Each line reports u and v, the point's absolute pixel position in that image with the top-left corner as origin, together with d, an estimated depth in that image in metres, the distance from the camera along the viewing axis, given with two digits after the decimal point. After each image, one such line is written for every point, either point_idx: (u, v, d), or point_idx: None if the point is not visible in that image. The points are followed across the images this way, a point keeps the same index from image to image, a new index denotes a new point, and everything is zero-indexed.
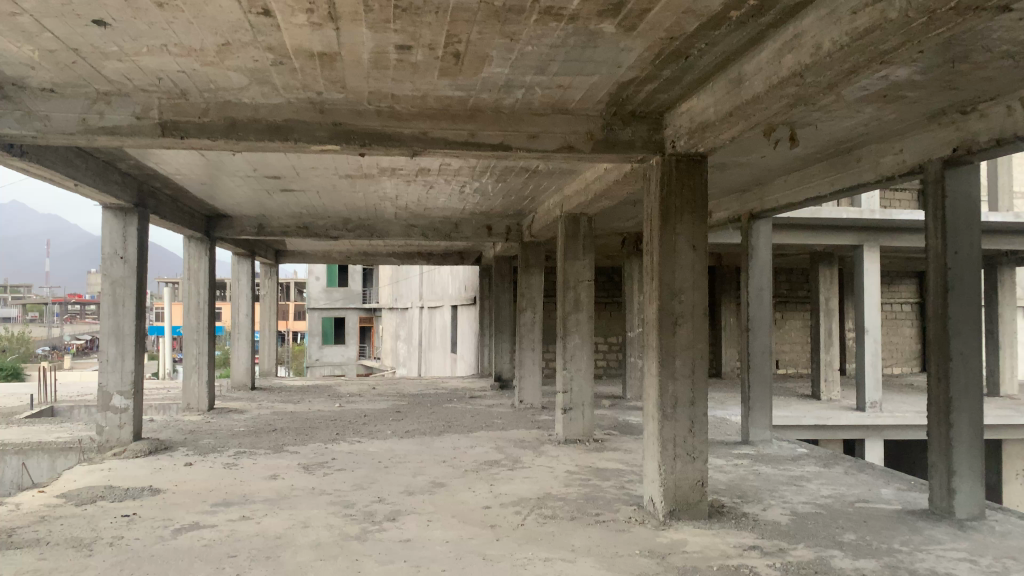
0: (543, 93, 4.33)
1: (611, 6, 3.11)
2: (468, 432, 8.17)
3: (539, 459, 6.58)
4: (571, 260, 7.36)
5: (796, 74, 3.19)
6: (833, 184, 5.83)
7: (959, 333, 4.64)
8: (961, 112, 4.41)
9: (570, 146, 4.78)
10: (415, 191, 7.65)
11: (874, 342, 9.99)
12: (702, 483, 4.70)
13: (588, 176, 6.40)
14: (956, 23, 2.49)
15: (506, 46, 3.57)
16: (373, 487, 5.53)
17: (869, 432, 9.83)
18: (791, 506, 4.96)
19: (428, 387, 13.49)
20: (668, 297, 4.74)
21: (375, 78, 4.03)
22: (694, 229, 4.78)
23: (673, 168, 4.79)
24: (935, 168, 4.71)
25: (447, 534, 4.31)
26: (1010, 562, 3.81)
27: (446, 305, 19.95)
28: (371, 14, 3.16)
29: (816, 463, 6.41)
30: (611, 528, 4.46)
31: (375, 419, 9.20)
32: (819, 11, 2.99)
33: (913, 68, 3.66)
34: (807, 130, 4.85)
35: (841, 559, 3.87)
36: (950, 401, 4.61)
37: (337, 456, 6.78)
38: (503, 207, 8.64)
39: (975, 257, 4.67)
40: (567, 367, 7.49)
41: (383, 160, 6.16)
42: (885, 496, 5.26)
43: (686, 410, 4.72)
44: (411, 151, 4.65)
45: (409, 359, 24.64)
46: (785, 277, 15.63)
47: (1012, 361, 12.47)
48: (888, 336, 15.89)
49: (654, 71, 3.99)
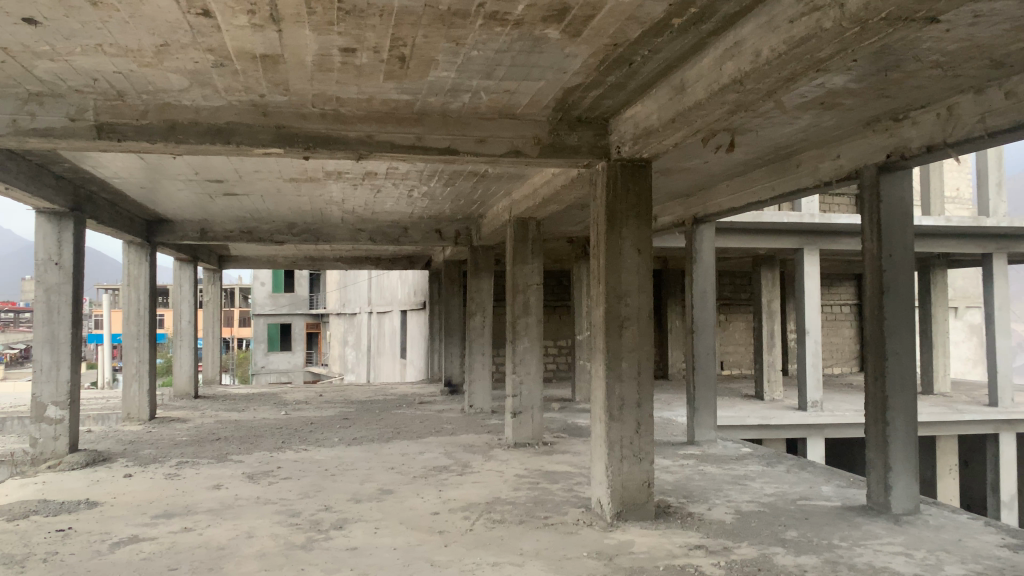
0: (490, 97, 4.33)
1: (556, 12, 3.12)
2: (417, 438, 8.12)
3: (489, 464, 6.57)
4: (520, 264, 7.37)
5: (736, 81, 3.26)
6: (774, 189, 5.96)
7: (895, 333, 4.78)
8: (893, 119, 4.55)
9: (517, 150, 4.79)
10: (362, 195, 7.57)
11: (814, 342, 10.26)
12: (649, 483, 4.76)
13: (536, 180, 6.41)
14: (887, 33, 2.58)
15: (452, 50, 3.56)
16: (319, 496, 5.45)
17: (812, 431, 10.04)
18: (735, 505, 5.03)
19: (376, 393, 13.37)
20: (614, 300, 4.78)
21: (320, 81, 3.98)
22: (640, 234, 4.84)
23: (619, 174, 4.84)
24: (870, 173, 4.85)
25: (395, 541, 4.28)
26: (944, 555, 3.94)
27: (395, 310, 19.82)
28: (314, 16, 3.12)
29: (759, 463, 6.52)
30: (559, 531, 4.48)
31: (322, 427, 9.07)
32: (757, 20, 3.06)
33: (849, 76, 3.76)
34: (747, 135, 4.95)
35: (783, 556, 3.95)
36: (886, 399, 4.75)
37: (283, 464, 6.67)
38: (451, 211, 8.61)
39: (909, 260, 4.83)
40: (517, 371, 7.50)
41: (330, 164, 6.08)
42: (826, 493, 5.39)
43: (632, 411, 4.78)
44: (357, 154, 4.62)
45: (357, 364, 24.37)
46: (728, 279, 15.93)
47: (944, 360, 12.90)
48: (828, 337, 16.32)
49: (599, 78, 4.03)
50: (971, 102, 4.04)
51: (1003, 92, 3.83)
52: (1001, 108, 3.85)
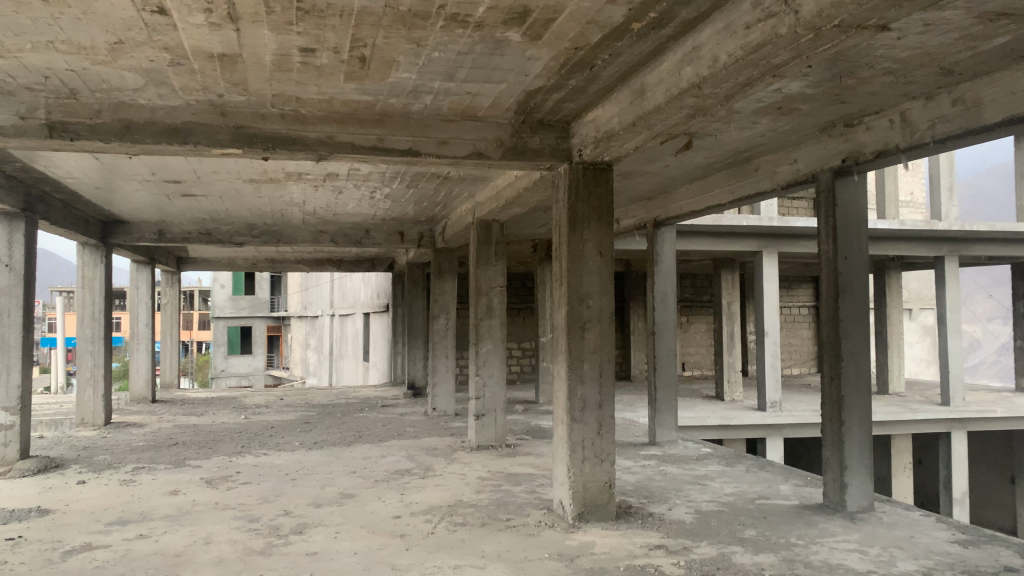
0: (452, 99, 4.33)
1: (517, 15, 3.13)
2: (379, 441, 8.08)
3: (451, 467, 6.55)
4: (484, 266, 7.36)
5: (695, 85, 3.29)
6: (734, 193, 6.03)
7: (850, 334, 4.87)
8: (848, 124, 4.65)
9: (480, 153, 4.80)
10: (323, 196, 7.51)
11: (774, 344, 10.40)
12: (610, 484, 4.78)
13: (500, 183, 6.42)
14: (840, 39, 2.63)
15: (414, 52, 3.55)
16: (279, 501, 5.39)
17: (771, 431, 10.17)
18: (695, 505, 5.09)
19: (338, 396, 13.26)
20: (576, 302, 4.80)
21: (279, 81, 3.94)
22: (602, 236, 4.87)
23: (581, 177, 4.87)
24: (826, 177, 4.93)
25: (356, 546, 4.25)
26: (896, 551, 4.03)
27: (358, 312, 19.67)
28: (272, 16, 3.09)
29: (719, 463, 6.60)
30: (521, 533, 4.49)
31: (283, 431, 8.98)
32: (714, 25, 3.10)
33: (805, 82, 3.83)
34: (706, 139, 5.01)
35: (741, 555, 4.00)
36: (842, 399, 4.83)
37: (242, 469, 6.58)
38: (414, 213, 8.60)
39: (864, 262, 4.92)
40: (480, 374, 7.49)
41: (291, 165, 6.02)
42: (784, 492, 5.47)
43: (594, 412, 4.80)
44: (317, 155, 4.59)
45: (319, 368, 24.11)
46: (689, 281, 16.11)
47: (899, 361, 13.17)
48: (786, 338, 16.59)
49: (560, 81, 4.05)
50: (922, 109, 4.14)
51: (952, 99, 3.94)
52: (950, 115, 3.96)
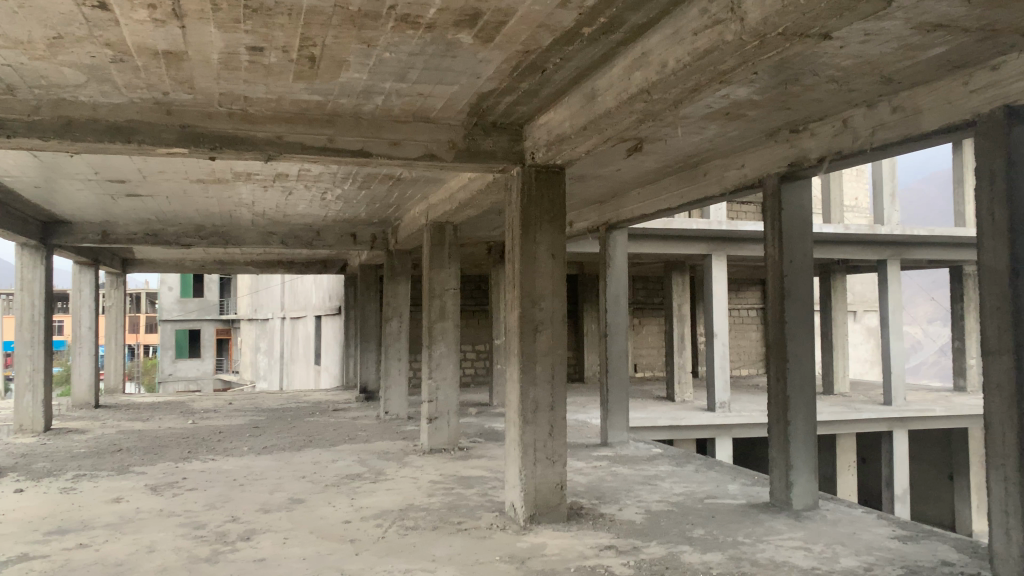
0: (403, 100, 4.30)
1: (467, 17, 3.13)
2: (330, 446, 7.99)
3: (403, 471, 6.51)
4: (438, 268, 7.31)
5: (644, 90, 3.33)
6: (683, 197, 6.12)
7: (795, 336, 4.98)
8: (793, 130, 4.75)
9: (432, 154, 4.79)
10: (272, 197, 7.41)
11: (723, 345, 10.55)
12: (561, 486, 4.80)
13: (453, 185, 6.41)
14: (785, 47, 2.69)
15: (364, 52, 3.52)
16: (226, 506, 5.30)
17: (720, 431, 10.33)
18: (645, 505, 5.14)
19: (289, 400, 13.09)
20: (529, 304, 4.82)
21: (226, 79, 3.88)
22: (554, 239, 4.90)
23: (533, 180, 4.88)
24: (772, 182, 5.03)
25: (305, 551, 4.19)
26: (839, 548, 4.12)
27: (309, 315, 19.44)
28: (218, 14, 3.04)
29: (669, 462, 6.69)
30: (472, 536, 4.48)
31: (231, 436, 8.82)
32: (663, 31, 3.14)
33: (751, 88, 3.90)
34: (657, 144, 5.07)
35: (690, 554, 4.05)
36: (787, 399, 4.93)
37: (188, 475, 6.45)
38: (366, 215, 8.52)
39: (808, 265, 5.03)
40: (433, 377, 7.44)
41: (239, 165, 5.91)
42: (732, 491, 5.56)
43: (546, 414, 4.82)
44: (265, 155, 4.53)
45: (269, 371, 23.77)
46: (642, 284, 16.29)
47: (843, 361, 13.48)
48: (735, 340, 16.88)
49: (512, 84, 4.06)
50: (864, 116, 4.25)
51: (892, 106, 4.06)
52: (890, 123, 4.08)
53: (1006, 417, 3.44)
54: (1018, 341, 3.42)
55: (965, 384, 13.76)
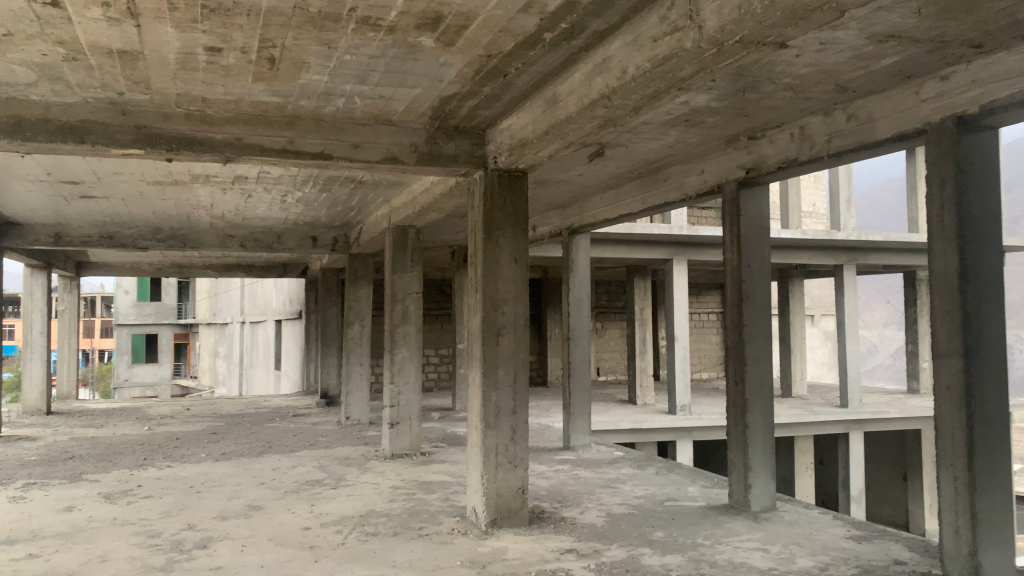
0: (365, 102, 4.27)
1: (429, 20, 3.12)
2: (289, 451, 7.89)
3: (364, 476, 6.46)
4: (400, 272, 7.26)
5: (604, 96, 3.36)
6: (644, 202, 6.18)
7: (753, 340, 5.05)
8: (751, 137, 4.81)
9: (394, 158, 4.76)
10: (231, 199, 7.30)
11: (683, 349, 10.70)
12: (522, 490, 4.81)
13: (416, 189, 6.38)
14: (742, 55, 2.73)
15: (324, 54, 3.50)
16: (183, 514, 5.20)
17: (681, 434, 10.42)
18: (607, 508, 5.17)
19: (247, 406, 12.90)
20: (491, 308, 4.82)
21: (184, 80, 3.82)
22: (516, 243, 4.91)
23: (495, 184, 4.88)
24: (730, 188, 5.09)
25: (263, 559, 4.13)
26: (796, 549, 4.18)
27: (269, 319, 19.22)
28: (175, 13, 2.99)
29: (631, 466, 6.73)
30: (434, 541, 4.45)
31: (188, 442, 8.66)
32: (623, 38, 3.17)
33: (711, 95, 3.95)
34: (618, 149, 5.11)
35: (650, 556, 4.08)
36: (746, 402, 4.99)
37: (143, 483, 6.31)
38: (327, 218, 8.44)
39: (766, 270, 5.11)
40: (395, 382, 7.39)
41: (197, 166, 5.80)
42: (692, 494, 5.61)
43: (508, 418, 4.82)
44: (224, 157, 4.47)
45: (228, 377, 23.43)
46: (604, 288, 16.38)
47: (801, 365, 13.70)
48: (696, 343, 17.07)
49: (474, 88, 4.06)
50: (820, 123, 4.32)
51: (847, 115, 4.14)
52: (845, 131, 4.16)
53: (955, 419, 3.52)
54: (966, 344, 3.50)
55: (918, 387, 14.10)
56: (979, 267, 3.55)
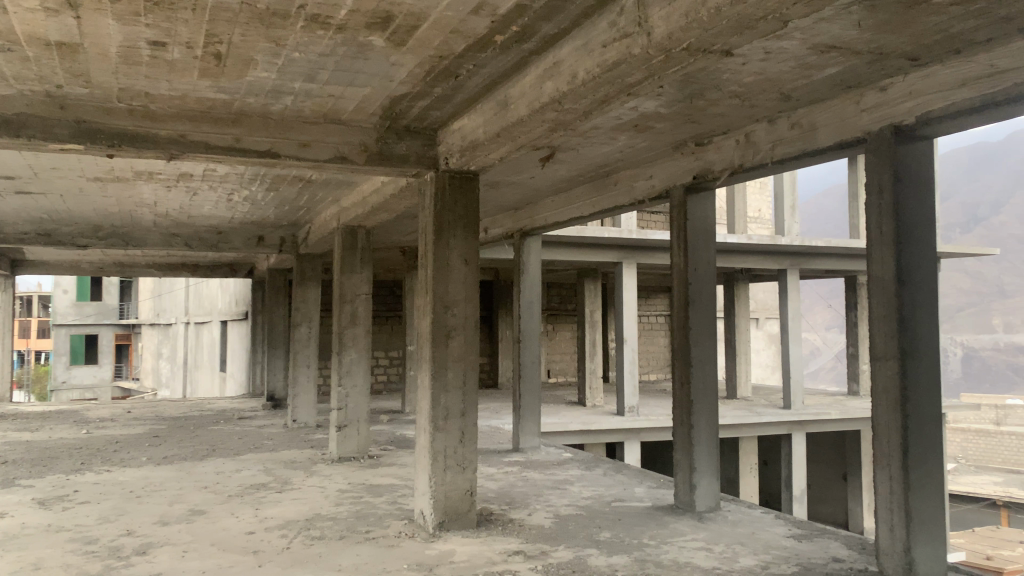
0: (314, 101, 4.22)
1: (379, 20, 3.10)
2: (234, 455, 7.75)
3: (310, 480, 6.36)
4: (349, 273, 7.19)
5: (555, 100, 3.38)
6: (595, 206, 6.22)
7: (699, 342, 5.13)
8: (698, 143, 4.90)
9: (343, 157, 4.72)
10: (176, 197, 7.14)
11: (631, 350, 10.87)
12: (471, 492, 4.80)
13: (366, 188, 6.33)
14: (688, 62, 2.77)
15: (272, 51, 3.44)
16: (121, 520, 5.06)
17: (629, 435, 10.52)
18: (554, 509, 5.20)
19: (191, 408, 12.63)
20: (441, 310, 4.80)
21: (126, 75, 3.73)
22: (467, 245, 4.90)
23: (447, 185, 4.87)
24: (678, 193, 5.16)
25: (205, 564, 4.05)
26: (739, 548, 4.26)
27: (214, 320, 18.86)
28: (117, 5, 2.92)
29: (579, 467, 6.78)
30: (381, 545, 4.42)
31: (128, 446, 8.44)
32: (574, 42, 3.19)
33: (659, 101, 4.00)
34: (569, 153, 5.14)
35: (597, 557, 4.11)
36: (691, 403, 5.07)
37: (80, 488, 6.13)
38: (275, 217, 8.31)
39: (711, 274, 5.19)
40: (343, 384, 7.30)
41: (139, 162, 5.65)
42: (639, 494, 5.68)
43: (457, 420, 4.81)
44: (167, 154, 4.37)
45: (172, 379, 22.91)
46: (555, 290, 16.48)
47: (746, 367, 13.95)
48: (645, 346, 17.27)
49: (425, 88, 4.04)
50: (765, 131, 4.41)
51: (790, 123, 4.24)
52: (788, 138, 4.26)
53: (890, 420, 3.63)
54: (903, 347, 3.61)
55: (858, 388, 14.49)
56: (914, 273, 3.67)
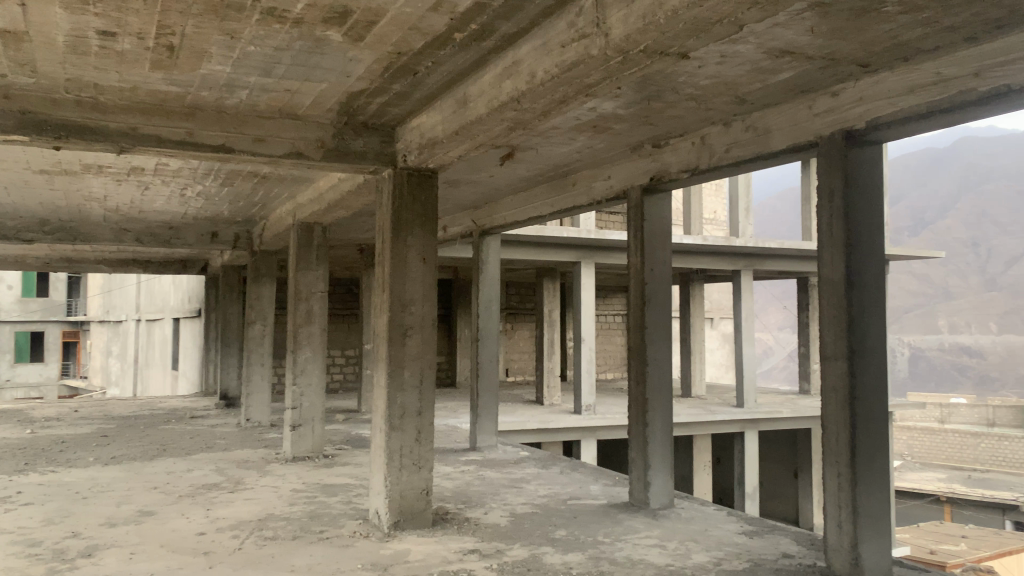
0: (269, 95, 4.16)
1: (337, 14, 3.07)
2: (185, 455, 7.61)
3: (264, 480, 6.27)
4: (304, 270, 7.10)
5: (513, 99, 3.38)
6: (554, 206, 6.25)
7: (654, 342, 5.18)
8: (656, 145, 4.95)
9: (299, 153, 4.66)
10: (127, 192, 6.98)
11: (589, 349, 10.93)
12: (427, 491, 4.78)
13: (323, 184, 6.26)
14: (645, 64, 2.80)
15: (227, 44, 3.39)
16: (66, 522, 4.93)
17: (586, 433, 10.58)
18: (511, 508, 5.21)
19: (142, 407, 12.36)
20: (398, 308, 4.77)
21: (74, 64, 3.63)
22: (426, 243, 4.88)
23: (405, 183, 4.84)
24: (635, 194, 5.21)
25: (153, 566, 3.97)
26: (691, 544, 4.31)
27: (166, 317, 18.49)
28: None
29: (536, 465, 6.80)
30: (335, 545, 4.38)
31: (75, 446, 8.23)
32: (533, 42, 3.20)
33: (616, 103, 4.04)
34: (528, 152, 5.15)
35: (551, 555, 4.13)
36: (647, 402, 5.12)
37: (24, 489, 5.96)
38: (230, 213, 8.18)
39: (667, 275, 5.25)
40: (297, 383, 7.21)
41: (88, 155, 5.52)
42: (594, 492, 5.72)
43: (413, 419, 4.79)
44: (118, 147, 4.27)
45: (122, 377, 22.41)
46: (514, 289, 16.51)
47: (701, 367, 14.14)
48: (602, 345, 17.39)
49: (383, 85, 4.01)
50: (720, 133, 4.48)
51: (745, 126, 4.30)
52: (743, 140, 4.32)
53: (839, 418, 3.71)
54: (852, 347, 3.69)
55: (809, 387, 14.78)
56: (863, 274, 3.75)
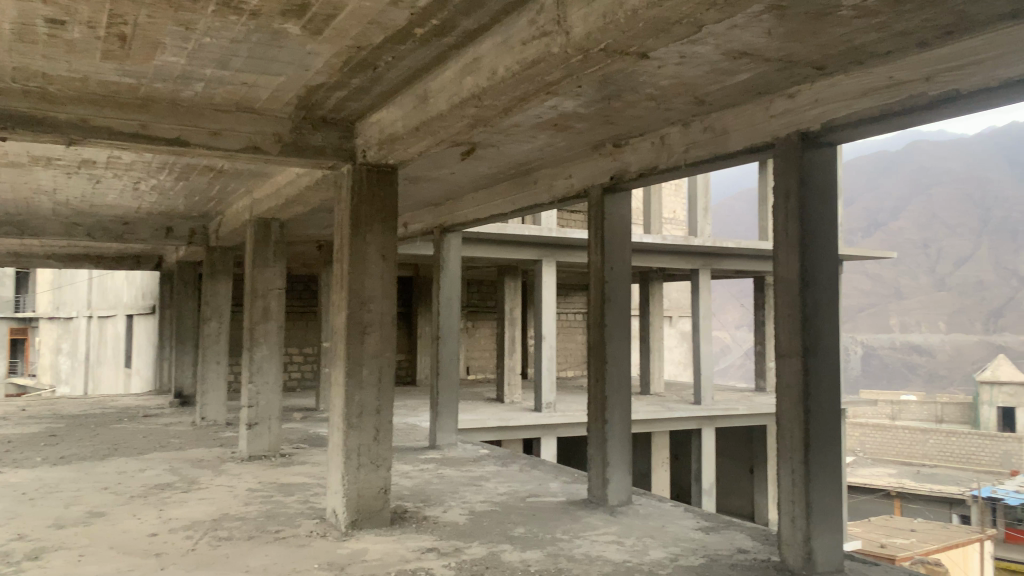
0: (226, 88, 4.09)
1: (295, 7, 3.02)
2: (137, 454, 7.45)
3: (219, 479, 6.17)
4: (261, 267, 7.01)
5: (474, 96, 3.37)
6: (515, 204, 6.25)
7: (614, 340, 5.21)
8: (616, 144, 4.97)
9: (256, 147, 4.58)
10: (78, 185, 6.81)
11: (549, 347, 10.95)
12: (384, 490, 4.75)
13: (280, 180, 6.18)
14: (606, 63, 2.81)
15: (181, 35, 3.32)
16: (12, 523, 4.80)
17: (545, 431, 10.61)
18: (469, 506, 5.20)
19: (92, 406, 12.08)
20: (357, 305, 4.72)
21: (20, 53, 3.52)
22: (385, 240, 4.84)
23: (364, 179, 4.80)
24: (595, 192, 5.23)
25: (103, 568, 3.88)
26: (649, 541, 4.35)
27: (119, 314, 18.12)
28: None
29: (496, 463, 6.80)
30: (291, 545, 4.32)
31: (22, 445, 8.01)
32: (494, 38, 3.19)
33: (577, 101, 4.05)
34: (488, 150, 5.14)
35: (510, 552, 4.13)
36: (606, 400, 5.15)
37: None
38: (185, 208, 8.03)
39: (626, 273, 5.28)
40: (254, 381, 7.10)
41: (36, 147, 5.36)
42: (554, 489, 5.73)
43: (371, 418, 4.75)
44: (67, 139, 4.16)
45: (73, 375, 21.89)
46: (475, 287, 16.48)
47: (659, 364, 14.27)
48: (563, 343, 17.47)
49: (343, 79, 3.97)
50: (679, 134, 4.52)
51: (703, 126, 4.35)
52: (702, 141, 4.37)
53: (793, 416, 3.77)
54: (806, 346, 3.74)
55: (765, 384, 15.01)
56: (818, 273, 3.81)
